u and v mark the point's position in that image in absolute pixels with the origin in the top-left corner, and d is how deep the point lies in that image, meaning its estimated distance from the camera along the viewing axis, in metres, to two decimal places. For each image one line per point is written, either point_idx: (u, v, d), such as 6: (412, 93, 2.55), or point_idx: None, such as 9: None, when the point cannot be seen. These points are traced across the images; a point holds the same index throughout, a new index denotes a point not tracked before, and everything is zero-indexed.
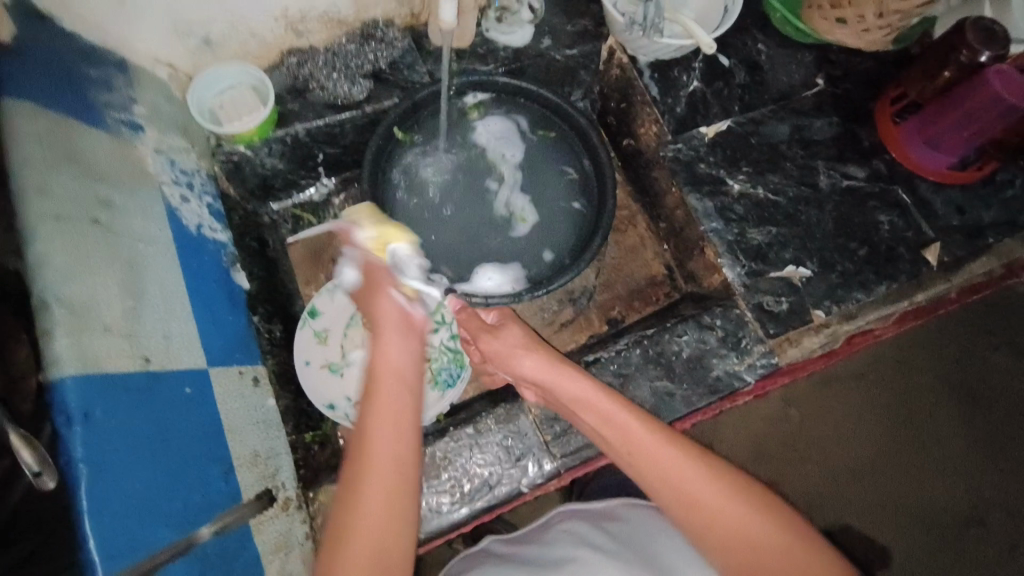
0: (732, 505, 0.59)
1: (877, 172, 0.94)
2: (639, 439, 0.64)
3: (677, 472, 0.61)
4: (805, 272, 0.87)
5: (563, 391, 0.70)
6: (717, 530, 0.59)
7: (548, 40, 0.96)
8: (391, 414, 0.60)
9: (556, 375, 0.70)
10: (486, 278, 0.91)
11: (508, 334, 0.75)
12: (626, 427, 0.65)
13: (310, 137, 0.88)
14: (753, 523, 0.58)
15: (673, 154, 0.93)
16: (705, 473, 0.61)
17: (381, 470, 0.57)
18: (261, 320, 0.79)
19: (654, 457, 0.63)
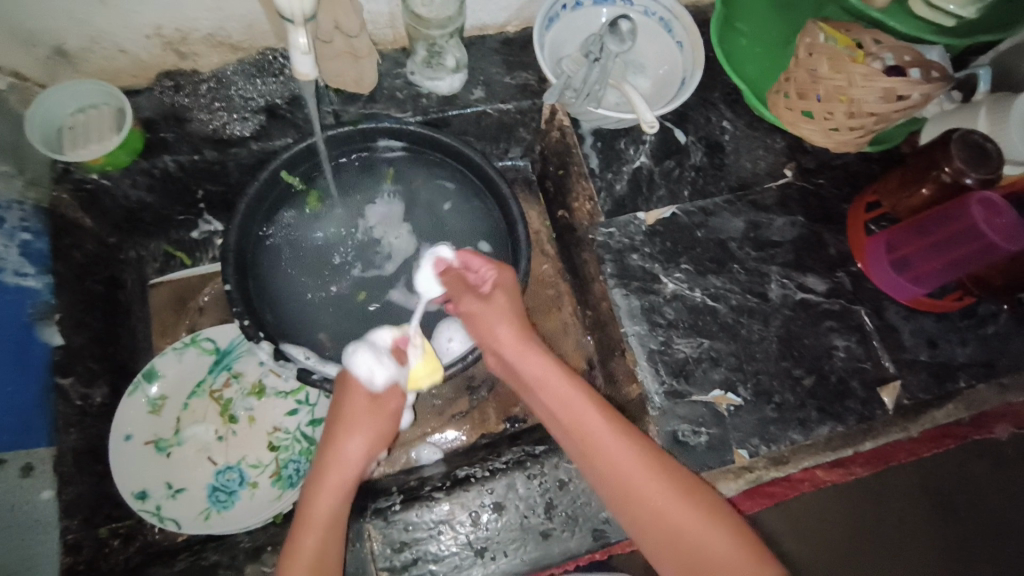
0: (687, 513, 0.58)
1: (838, 286, 0.81)
2: (591, 436, 0.62)
3: (626, 479, 0.59)
4: (735, 400, 0.74)
5: (530, 369, 0.66)
6: (668, 537, 0.58)
7: (480, 90, 0.84)
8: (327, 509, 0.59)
9: (523, 349, 0.67)
10: (445, 339, 0.77)
11: (498, 301, 0.69)
12: (577, 415, 0.63)
13: (183, 171, 0.76)
14: (705, 532, 0.57)
15: (602, 238, 0.80)
16: (659, 479, 0.59)
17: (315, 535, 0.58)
18: (74, 383, 0.67)
19: (601, 456, 0.61)
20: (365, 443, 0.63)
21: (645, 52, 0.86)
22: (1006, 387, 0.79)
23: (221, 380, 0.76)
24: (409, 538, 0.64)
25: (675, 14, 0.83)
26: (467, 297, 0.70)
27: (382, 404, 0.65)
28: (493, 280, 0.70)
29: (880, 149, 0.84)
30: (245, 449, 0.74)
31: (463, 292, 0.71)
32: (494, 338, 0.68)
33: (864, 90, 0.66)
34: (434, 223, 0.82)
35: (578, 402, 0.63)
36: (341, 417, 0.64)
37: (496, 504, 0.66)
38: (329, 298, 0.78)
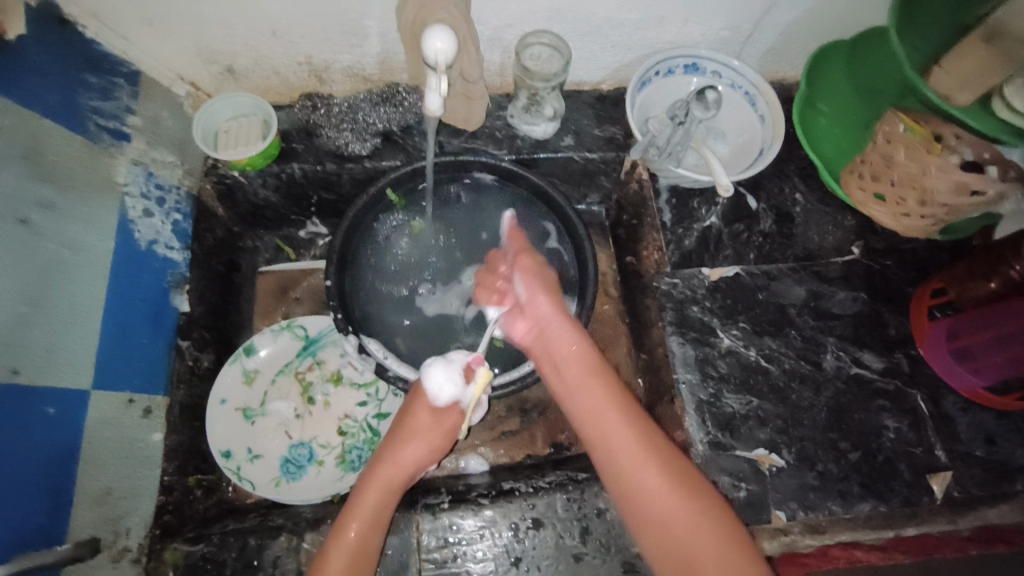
0: (682, 507, 0.62)
1: (896, 367, 0.82)
2: (600, 416, 0.67)
3: (628, 462, 0.64)
4: (778, 462, 0.76)
5: (555, 344, 0.72)
6: (661, 530, 0.61)
7: (570, 138, 0.93)
8: (379, 493, 0.67)
9: (560, 319, 0.73)
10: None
11: (544, 272, 0.77)
12: (592, 395, 0.69)
13: (305, 178, 0.88)
14: (695, 524, 0.61)
15: (666, 287, 0.85)
16: (657, 468, 0.64)
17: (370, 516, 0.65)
18: (190, 346, 0.77)
19: (606, 440, 0.66)
20: (422, 453, 0.70)
21: (728, 121, 0.92)
22: None
23: (305, 363, 0.85)
24: (452, 535, 0.70)
25: (761, 90, 0.89)
26: (524, 257, 0.79)
27: (442, 421, 0.70)
28: (525, 279, 0.76)
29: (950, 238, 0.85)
30: (317, 430, 0.82)
31: (523, 252, 0.80)
32: (533, 305, 0.74)
33: (939, 181, 0.69)
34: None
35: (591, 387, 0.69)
36: (406, 425, 0.70)
37: (535, 520, 0.70)
38: (409, 305, 0.86)
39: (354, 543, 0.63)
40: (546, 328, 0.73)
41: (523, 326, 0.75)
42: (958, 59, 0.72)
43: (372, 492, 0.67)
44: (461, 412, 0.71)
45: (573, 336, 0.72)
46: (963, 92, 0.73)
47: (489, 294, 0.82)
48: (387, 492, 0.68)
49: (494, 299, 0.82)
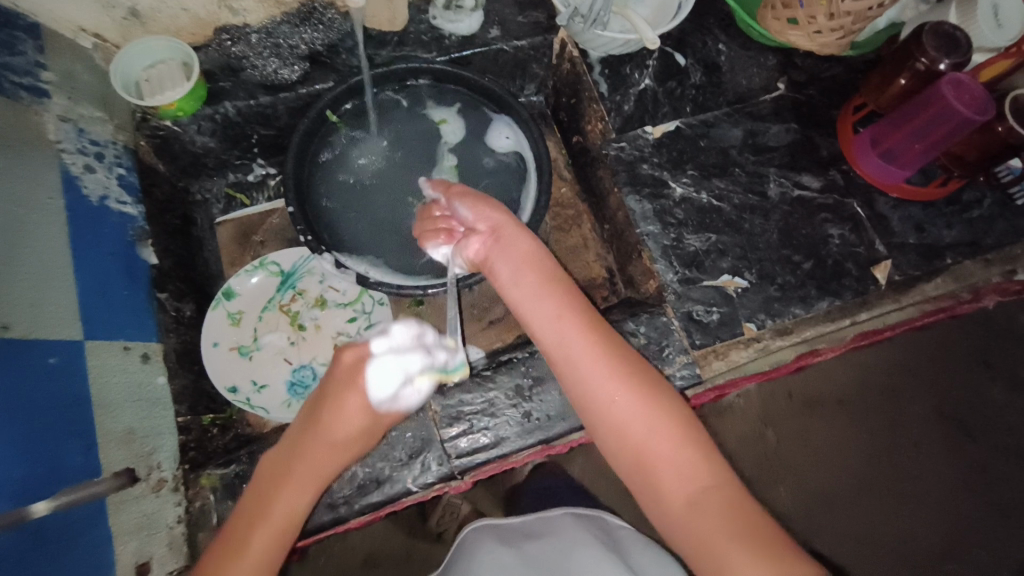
0: (640, 409, 0.65)
1: (832, 183, 0.89)
2: (564, 337, 0.68)
3: (587, 372, 0.66)
4: (741, 283, 0.83)
5: (499, 269, 0.73)
6: (621, 435, 0.65)
7: (496, 30, 0.94)
8: (313, 468, 0.66)
9: (510, 240, 0.73)
10: (503, 137, 0.92)
11: (488, 206, 0.75)
12: (549, 312, 0.69)
13: (241, 116, 0.87)
14: (661, 424, 0.64)
15: (615, 152, 0.89)
16: (615, 380, 0.66)
17: (290, 498, 0.64)
18: (170, 297, 0.78)
19: (573, 353, 0.67)
20: (356, 427, 0.68)
21: None
22: (990, 261, 0.87)
23: (288, 295, 0.87)
24: (463, 409, 0.74)
25: None
26: (458, 188, 0.79)
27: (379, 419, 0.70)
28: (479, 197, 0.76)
29: (859, 52, 0.93)
30: (315, 351, 0.85)
31: (452, 190, 0.79)
32: (479, 221, 0.74)
33: None
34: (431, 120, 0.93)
35: (546, 304, 0.69)
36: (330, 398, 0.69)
37: (537, 378, 0.76)
38: (380, 214, 0.88)
39: (287, 517, 0.64)
40: (499, 239, 0.73)
41: (473, 235, 0.75)
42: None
43: (295, 478, 0.65)
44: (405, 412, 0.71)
45: (526, 244, 0.73)
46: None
47: (435, 233, 0.77)
48: (316, 478, 0.66)
49: (440, 236, 0.77)
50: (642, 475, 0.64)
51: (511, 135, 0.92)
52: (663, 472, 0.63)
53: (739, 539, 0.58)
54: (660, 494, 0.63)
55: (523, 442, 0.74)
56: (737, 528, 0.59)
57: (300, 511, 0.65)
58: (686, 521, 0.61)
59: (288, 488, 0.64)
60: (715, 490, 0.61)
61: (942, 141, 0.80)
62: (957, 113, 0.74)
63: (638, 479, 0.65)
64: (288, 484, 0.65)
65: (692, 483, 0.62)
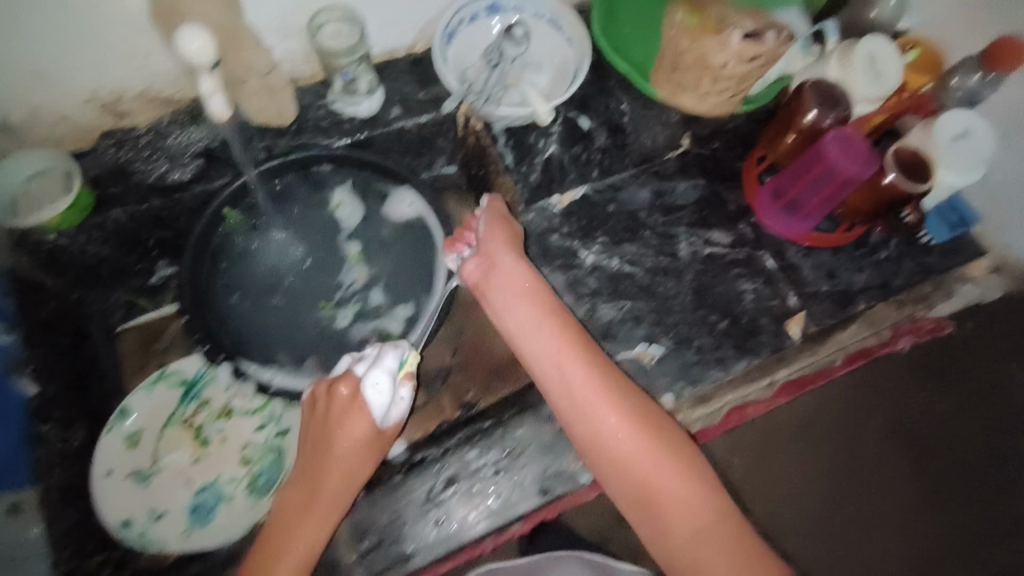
0: (641, 444, 0.68)
1: (742, 237, 0.90)
2: (566, 370, 0.71)
3: (585, 405, 0.70)
4: (657, 352, 0.82)
5: (499, 300, 0.76)
6: (621, 465, 0.68)
7: (398, 108, 0.91)
8: (327, 506, 0.70)
9: (513, 269, 0.76)
10: (403, 206, 0.90)
11: (491, 233, 0.78)
12: (551, 343, 0.73)
13: (134, 221, 0.83)
14: (658, 454, 0.68)
15: (526, 224, 0.88)
16: (617, 417, 0.69)
17: (300, 545, 0.69)
18: (53, 428, 0.75)
19: (573, 386, 0.71)
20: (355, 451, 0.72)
21: (540, 51, 0.92)
22: (902, 303, 0.88)
23: (190, 409, 0.84)
24: (374, 522, 0.72)
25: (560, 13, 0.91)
26: (495, 202, 0.81)
27: (373, 439, 0.73)
28: (488, 224, 0.79)
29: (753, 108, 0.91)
30: (219, 467, 0.81)
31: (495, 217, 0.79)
32: (486, 248, 0.77)
33: (721, 55, 0.73)
34: (328, 199, 0.90)
35: (545, 336, 0.73)
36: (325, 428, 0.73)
37: (449, 479, 0.75)
38: (287, 304, 0.87)
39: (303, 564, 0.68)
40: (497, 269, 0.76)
41: (475, 263, 0.78)
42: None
43: (310, 520, 0.70)
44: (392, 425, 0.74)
45: (524, 276, 0.76)
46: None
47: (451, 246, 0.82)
48: (330, 505, 0.71)
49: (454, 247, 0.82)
50: (642, 505, 0.67)
51: (413, 203, 0.90)
52: (665, 506, 0.66)
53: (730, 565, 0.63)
54: (656, 523, 0.67)
55: (436, 553, 0.72)
56: (726, 557, 0.64)
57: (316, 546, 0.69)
58: (683, 552, 0.65)
59: (299, 533, 0.69)
60: (707, 519, 0.66)
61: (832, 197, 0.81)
62: (840, 172, 0.74)
63: (634, 508, 0.68)
64: (303, 529, 0.70)
65: (686, 510, 0.66)
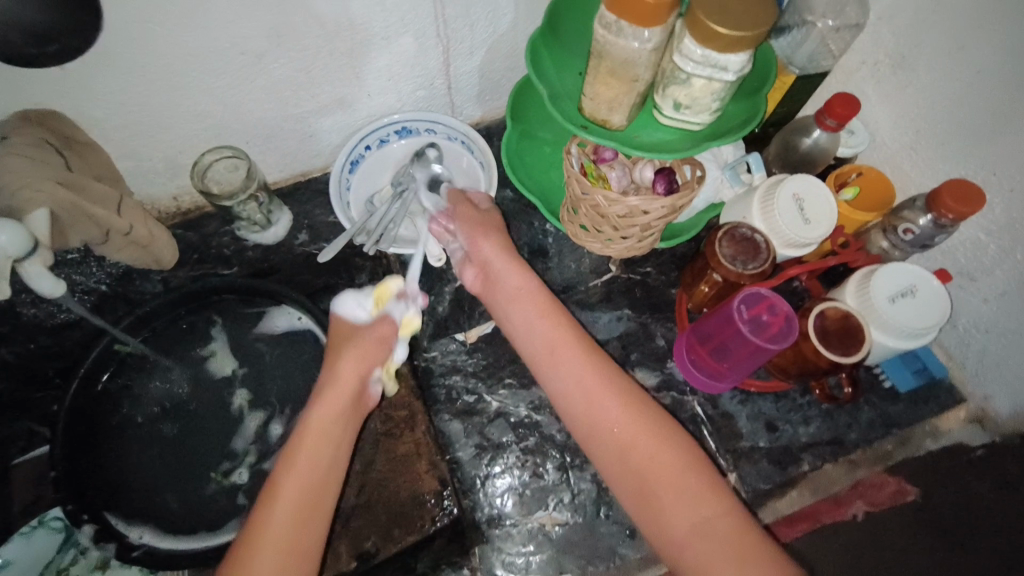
0: (644, 426, 0.62)
1: (670, 378, 0.81)
2: (560, 357, 0.68)
3: (580, 390, 0.65)
4: (560, 519, 0.74)
5: (496, 293, 0.75)
6: (621, 453, 0.62)
7: (304, 234, 0.90)
8: (318, 446, 0.65)
9: (509, 263, 0.75)
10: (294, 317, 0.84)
11: (492, 225, 0.79)
12: (543, 330, 0.70)
13: (25, 356, 0.81)
14: (660, 441, 0.61)
15: (425, 363, 0.81)
16: (618, 400, 0.63)
17: (295, 487, 0.61)
18: None
19: (564, 375, 0.67)
20: (358, 364, 0.70)
21: (453, 174, 0.90)
22: (855, 463, 0.78)
23: (69, 557, 0.79)
24: None
25: (473, 137, 0.88)
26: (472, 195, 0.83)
27: (377, 334, 0.73)
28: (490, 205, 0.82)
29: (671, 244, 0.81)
30: None
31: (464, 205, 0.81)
32: (476, 251, 0.77)
33: (612, 207, 0.68)
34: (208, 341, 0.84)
35: (542, 320, 0.70)
36: (334, 347, 0.72)
37: None
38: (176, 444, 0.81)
39: (292, 523, 0.60)
40: (492, 266, 0.76)
41: (472, 272, 0.78)
42: (595, 85, 0.66)
43: (305, 466, 0.63)
44: (394, 324, 0.75)
45: (519, 278, 0.74)
46: (615, 115, 0.69)
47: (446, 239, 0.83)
48: (328, 440, 0.65)
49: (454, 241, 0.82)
50: (647, 498, 0.60)
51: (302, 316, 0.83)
52: (671, 490, 0.59)
53: (749, 558, 0.54)
54: (666, 516, 0.58)
55: None
56: (747, 553, 0.54)
57: (315, 497, 0.62)
58: (698, 545, 0.56)
59: (290, 485, 0.61)
60: (724, 514, 0.57)
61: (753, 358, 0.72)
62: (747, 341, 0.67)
63: (637, 503, 0.61)
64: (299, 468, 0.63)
65: (696, 491, 0.58)
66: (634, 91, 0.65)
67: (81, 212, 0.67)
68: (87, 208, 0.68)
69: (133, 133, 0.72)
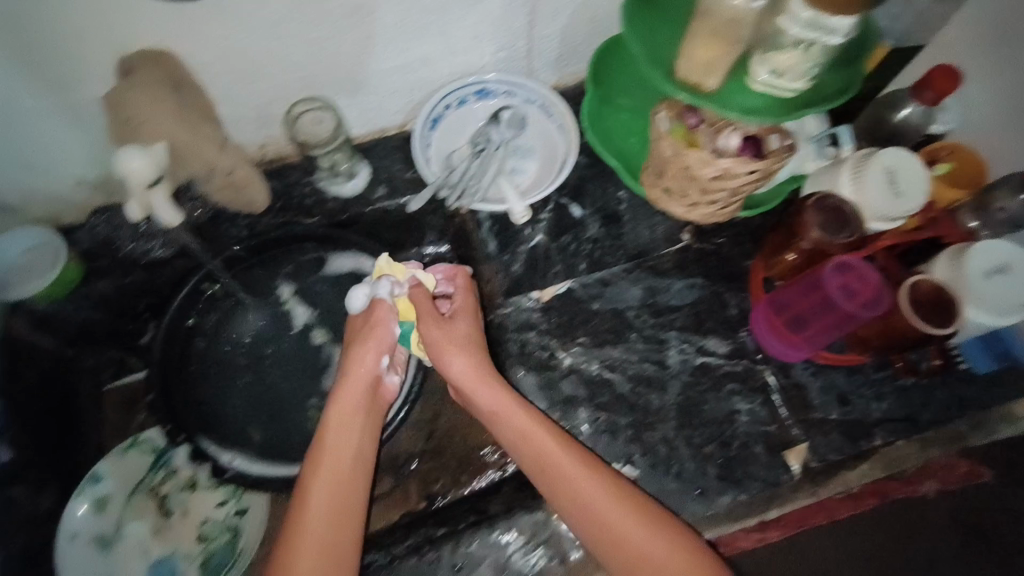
0: (644, 534, 0.63)
1: (741, 347, 0.81)
2: (560, 470, 0.67)
3: (579, 506, 0.65)
4: (631, 472, 0.75)
5: (479, 399, 0.71)
6: (629, 561, 0.63)
7: (382, 188, 0.91)
8: (332, 494, 0.65)
9: (480, 378, 0.71)
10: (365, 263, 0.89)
11: (459, 325, 0.72)
12: (540, 442, 0.68)
13: (120, 291, 0.88)
14: (663, 552, 0.62)
15: (501, 318, 0.84)
16: (615, 504, 0.65)
17: (320, 528, 0.63)
18: (25, 492, 0.76)
19: (563, 490, 0.66)
20: (377, 354, 0.71)
21: (531, 136, 0.90)
22: (928, 441, 0.77)
23: (159, 476, 0.83)
24: None
25: (552, 101, 0.89)
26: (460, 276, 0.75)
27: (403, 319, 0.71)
28: (456, 305, 0.74)
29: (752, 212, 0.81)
30: (176, 542, 0.82)
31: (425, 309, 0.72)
32: (450, 364, 0.72)
33: (705, 170, 0.68)
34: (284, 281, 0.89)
35: (539, 437, 0.69)
36: (335, 407, 0.70)
37: None
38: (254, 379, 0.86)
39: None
40: (479, 380, 0.71)
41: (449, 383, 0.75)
42: (694, 46, 0.67)
43: (333, 536, 0.63)
44: (389, 303, 0.72)
45: (502, 398, 0.71)
46: (709, 78, 0.68)
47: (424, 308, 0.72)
48: (345, 487, 0.66)
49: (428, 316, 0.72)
50: None
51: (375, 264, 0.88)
52: None
53: None
54: None
55: None
56: None
57: (343, 553, 0.63)
58: None
59: (302, 561, 0.61)
60: None
61: (840, 324, 0.73)
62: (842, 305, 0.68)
63: None
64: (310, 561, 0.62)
65: None
66: (730, 52, 0.67)
67: (196, 150, 0.72)
68: (201, 145, 0.73)
69: (228, 81, 0.73)
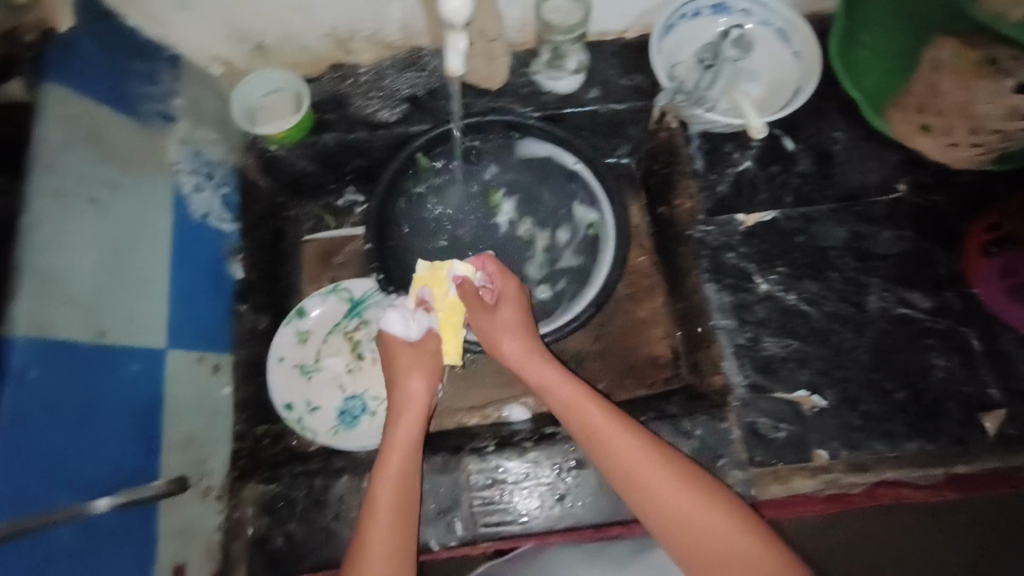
0: (712, 518, 0.60)
1: (946, 305, 0.79)
2: (614, 451, 0.65)
3: (635, 488, 0.64)
4: (819, 402, 0.76)
5: (535, 375, 0.73)
6: (694, 547, 0.60)
7: (595, 90, 0.90)
8: (392, 469, 0.68)
9: (529, 355, 0.73)
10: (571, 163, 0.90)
11: (504, 312, 0.75)
12: (593, 422, 0.68)
13: (338, 147, 0.90)
14: (731, 538, 0.59)
15: (700, 235, 0.85)
16: (668, 483, 0.63)
17: (382, 495, 0.66)
18: (247, 310, 0.87)
19: (621, 463, 0.65)
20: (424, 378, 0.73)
21: (761, 60, 0.88)
22: None
23: (353, 323, 0.91)
24: (501, 476, 0.74)
25: (794, 26, 0.86)
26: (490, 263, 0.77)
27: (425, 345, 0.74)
28: (499, 289, 0.77)
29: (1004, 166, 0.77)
30: (368, 383, 0.88)
31: (474, 302, 0.75)
32: (506, 342, 0.74)
33: (992, 106, 0.67)
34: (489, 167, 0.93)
35: (586, 414, 0.69)
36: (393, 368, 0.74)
37: (578, 460, 0.74)
38: (450, 250, 0.91)
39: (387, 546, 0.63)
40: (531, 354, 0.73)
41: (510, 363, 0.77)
42: None
43: (387, 497, 0.66)
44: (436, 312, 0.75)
45: (561, 376, 0.72)
46: None
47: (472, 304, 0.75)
48: (406, 450, 0.69)
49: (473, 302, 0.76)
50: None
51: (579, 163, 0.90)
52: None
53: None
54: None
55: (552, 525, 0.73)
56: None
57: (399, 515, 0.65)
58: None
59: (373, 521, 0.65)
60: None
61: None
62: None
63: None
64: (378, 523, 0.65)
65: None
66: None
67: None
68: None
69: None
